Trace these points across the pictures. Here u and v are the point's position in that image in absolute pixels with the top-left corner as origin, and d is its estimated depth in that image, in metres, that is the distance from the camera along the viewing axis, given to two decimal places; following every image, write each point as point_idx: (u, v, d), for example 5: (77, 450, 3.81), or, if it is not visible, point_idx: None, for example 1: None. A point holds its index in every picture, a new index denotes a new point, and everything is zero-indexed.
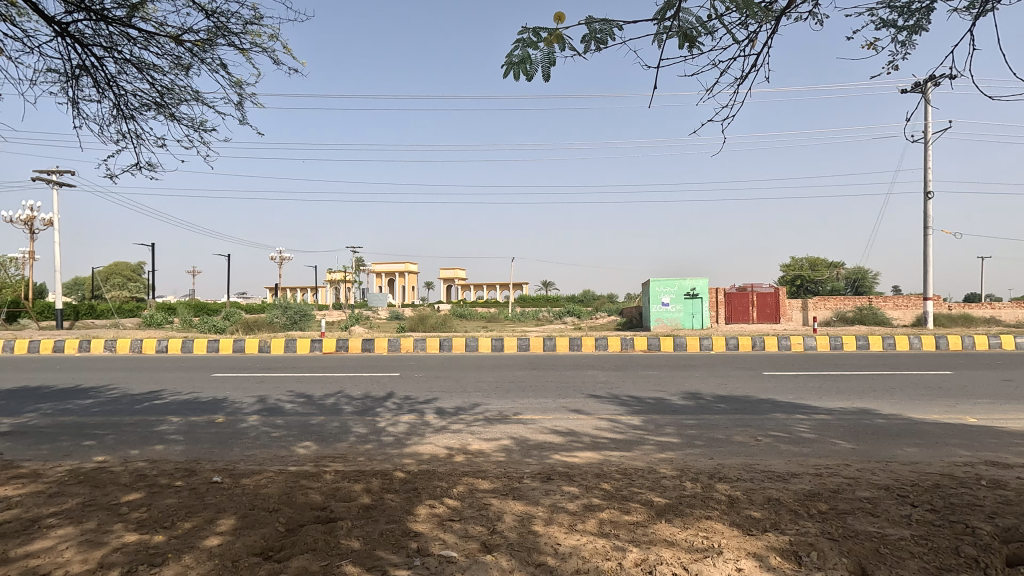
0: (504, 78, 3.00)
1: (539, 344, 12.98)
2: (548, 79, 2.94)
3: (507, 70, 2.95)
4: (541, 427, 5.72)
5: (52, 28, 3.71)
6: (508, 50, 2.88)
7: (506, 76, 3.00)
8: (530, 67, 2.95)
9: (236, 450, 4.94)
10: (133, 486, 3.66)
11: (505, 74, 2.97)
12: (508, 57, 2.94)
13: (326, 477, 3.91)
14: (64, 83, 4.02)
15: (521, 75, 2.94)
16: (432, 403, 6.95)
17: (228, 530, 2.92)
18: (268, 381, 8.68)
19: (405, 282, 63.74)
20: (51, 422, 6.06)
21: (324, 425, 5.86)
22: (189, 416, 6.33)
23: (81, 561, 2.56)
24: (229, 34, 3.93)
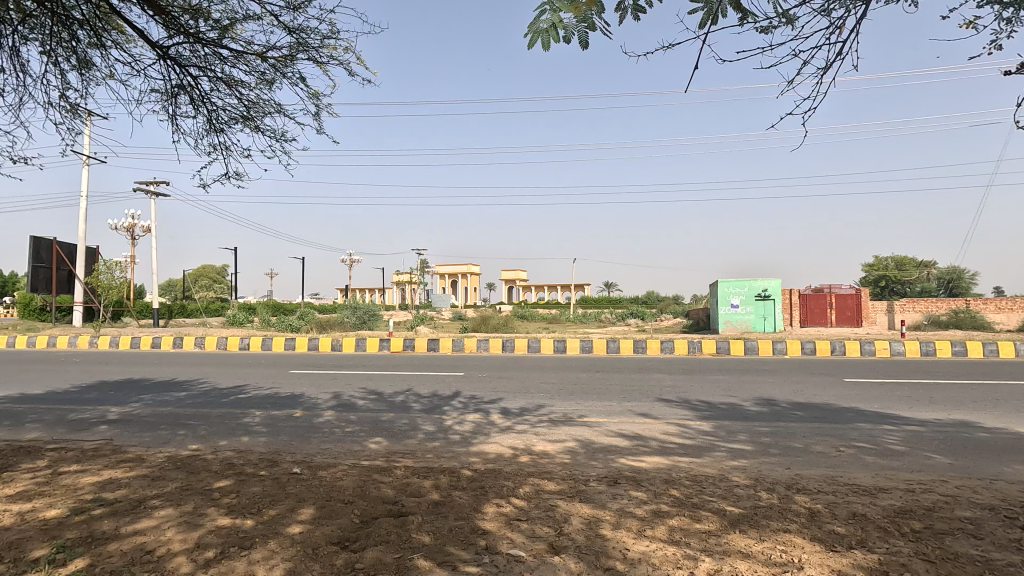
0: (531, 48, 3.06)
1: (602, 346, 12.83)
2: (583, 44, 2.98)
3: (535, 38, 3.02)
4: (607, 430, 5.65)
5: (155, 52, 4.05)
6: (535, 18, 2.97)
7: (534, 46, 3.06)
8: (561, 33, 3.00)
9: (313, 443, 5.21)
10: (223, 474, 3.94)
11: (532, 43, 3.03)
12: (536, 26, 3.01)
13: (397, 472, 4.05)
14: (164, 102, 4.37)
15: (551, 40, 3.00)
16: (498, 403, 7.03)
17: (308, 519, 3.08)
18: (341, 379, 9.09)
19: (468, 283, 64.82)
20: (152, 412, 6.63)
21: (394, 422, 6.06)
22: (271, 410, 6.74)
23: (181, 541, 2.78)
24: (309, 49, 4.14)
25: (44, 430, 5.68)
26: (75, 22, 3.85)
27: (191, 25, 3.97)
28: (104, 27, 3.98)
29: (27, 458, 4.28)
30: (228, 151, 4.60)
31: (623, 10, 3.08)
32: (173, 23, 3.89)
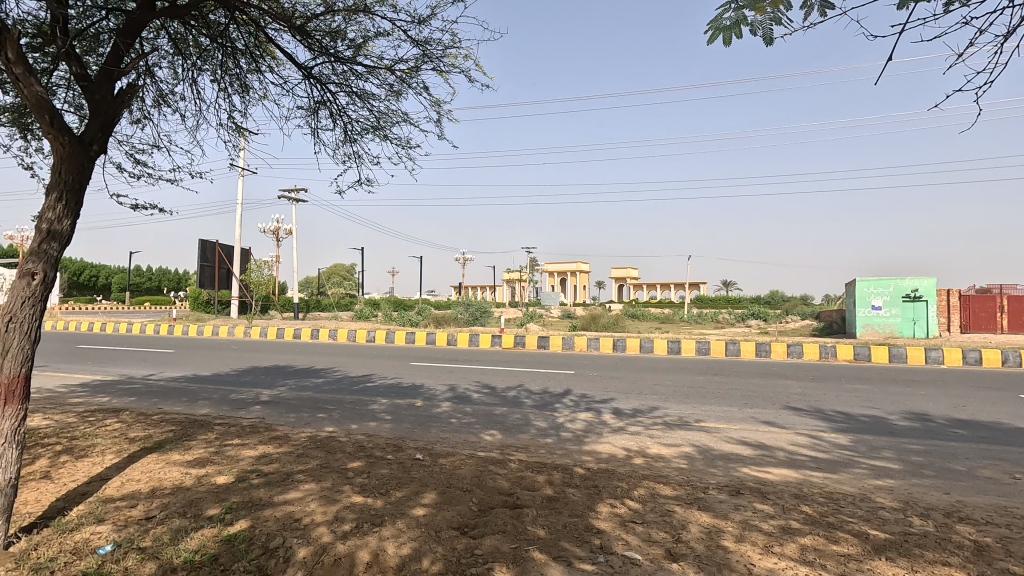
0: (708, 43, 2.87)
1: (721, 349, 12.16)
2: (767, 44, 2.72)
3: (712, 35, 2.82)
4: (727, 437, 5.36)
5: (301, 72, 4.51)
6: (717, 14, 2.75)
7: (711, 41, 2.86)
8: (742, 30, 2.76)
9: (433, 432, 5.52)
10: (356, 455, 4.31)
11: (710, 40, 2.84)
12: (717, 21, 2.79)
13: (512, 465, 4.16)
14: (308, 118, 4.86)
15: (730, 40, 2.78)
16: (609, 403, 6.95)
17: (430, 503, 3.27)
18: (457, 372, 9.52)
19: (577, 282, 64.63)
20: (296, 395, 7.44)
21: (507, 416, 6.22)
22: (395, 399, 7.25)
23: (322, 512, 3.10)
24: (432, 60, 4.37)
25: (213, 407, 6.62)
26: (238, 52, 4.40)
27: (331, 46, 4.37)
28: (261, 54, 4.51)
29: (201, 430, 5.01)
30: (360, 160, 4.99)
31: (808, 6, 2.68)
32: (316, 45, 4.31)
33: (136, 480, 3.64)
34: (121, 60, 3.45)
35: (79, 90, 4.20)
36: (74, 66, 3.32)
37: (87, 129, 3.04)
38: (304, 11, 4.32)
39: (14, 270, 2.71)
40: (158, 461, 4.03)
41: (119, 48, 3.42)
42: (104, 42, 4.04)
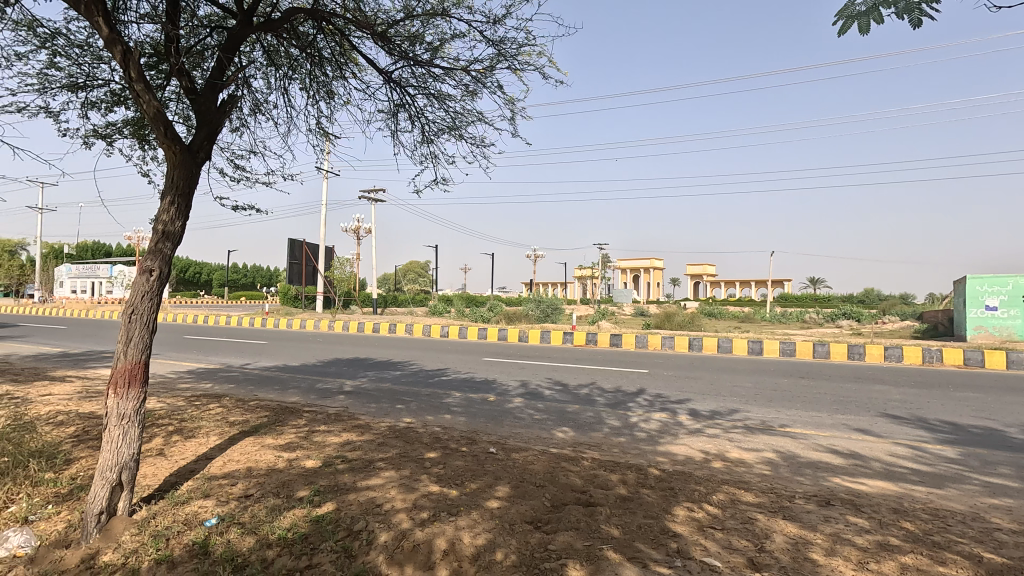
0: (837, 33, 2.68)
1: (807, 350, 11.43)
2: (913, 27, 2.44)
3: (843, 23, 2.64)
4: (815, 444, 5.05)
5: (383, 77, 4.69)
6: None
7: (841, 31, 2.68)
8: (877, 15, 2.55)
9: (506, 426, 5.59)
10: (432, 446, 4.45)
11: (840, 28, 2.65)
12: (848, 8, 2.62)
13: (585, 462, 4.13)
14: (388, 121, 5.04)
15: (863, 25, 2.58)
16: (686, 404, 6.74)
17: (504, 496, 3.32)
18: (529, 368, 9.57)
19: (651, 279, 63.00)
20: (376, 386, 7.80)
21: (580, 414, 6.19)
22: (468, 393, 7.41)
23: (402, 499, 3.23)
24: (507, 58, 4.40)
25: (302, 395, 7.07)
26: (325, 60, 4.65)
27: (410, 50, 4.51)
28: (345, 61, 4.74)
29: (291, 416, 5.36)
30: (437, 159, 5.12)
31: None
32: (397, 50, 4.46)
33: (236, 461, 3.96)
34: (224, 74, 3.75)
35: (187, 103, 4.59)
36: (184, 81, 3.64)
37: (195, 139, 3.32)
38: (385, 18, 4.49)
39: (134, 267, 3.02)
40: (255, 444, 4.36)
41: (222, 63, 3.71)
42: (208, 57, 4.39)
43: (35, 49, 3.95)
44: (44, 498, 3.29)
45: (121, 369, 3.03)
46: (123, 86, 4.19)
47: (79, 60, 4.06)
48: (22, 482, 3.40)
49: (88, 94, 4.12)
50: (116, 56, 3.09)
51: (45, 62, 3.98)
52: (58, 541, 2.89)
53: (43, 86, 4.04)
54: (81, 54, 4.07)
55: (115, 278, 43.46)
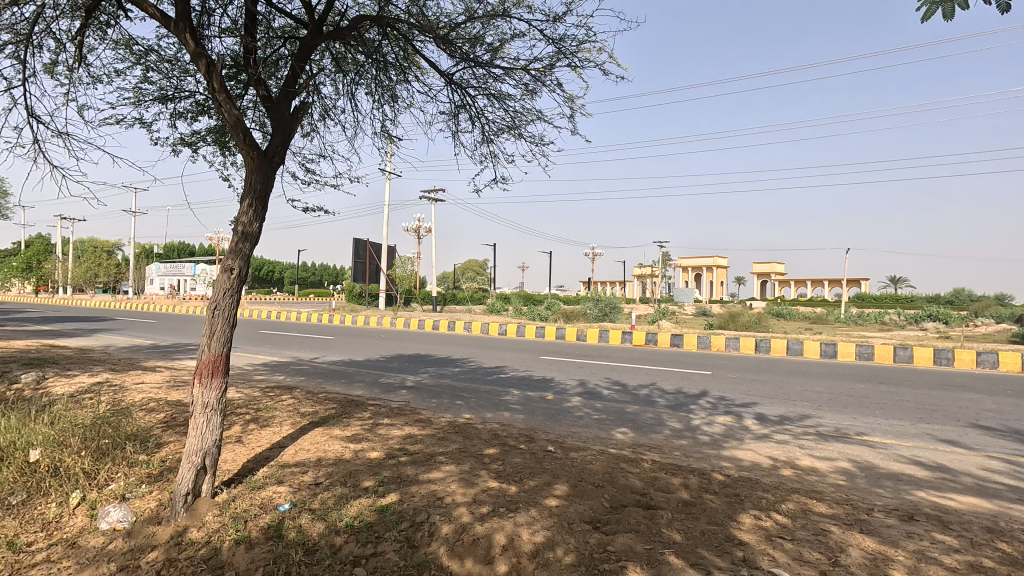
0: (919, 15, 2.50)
1: (887, 354, 10.70)
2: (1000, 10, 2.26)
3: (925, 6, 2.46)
4: (896, 454, 4.72)
5: (444, 79, 4.78)
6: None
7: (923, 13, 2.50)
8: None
9: (564, 425, 5.58)
10: (491, 442, 4.51)
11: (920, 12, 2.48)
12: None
13: (645, 464, 4.06)
14: (450, 122, 5.14)
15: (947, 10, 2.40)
16: (752, 408, 6.48)
17: (563, 495, 3.31)
18: (587, 367, 9.50)
19: (714, 278, 60.89)
20: (436, 382, 7.98)
21: (639, 414, 6.08)
22: (527, 391, 7.44)
23: (462, 494, 3.29)
24: (567, 56, 4.38)
25: (367, 389, 7.34)
26: (389, 65, 4.79)
27: (471, 52, 4.58)
28: (408, 65, 4.87)
29: (357, 409, 5.58)
30: (497, 158, 5.16)
31: None
32: (458, 52, 4.54)
33: (307, 450, 4.16)
34: (297, 82, 3.94)
35: (263, 110, 4.86)
36: (261, 90, 3.86)
37: (271, 145, 3.51)
38: (447, 21, 4.58)
39: (217, 265, 3.24)
40: (324, 434, 4.57)
41: (296, 71, 3.90)
42: (282, 66, 4.62)
43: (131, 65, 4.30)
44: (139, 477, 3.59)
45: (206, 361, 3.25)
46: (207, 97, 4.49)
47: (168, 73, 4.38)
48: (120, 462, 3.73)
49: (176, 105, 4.44)
50: (202, 69, 3.32)
51: (140, 77, 4.32)
52: (151, 518, 3.15)
53: (138, 99, 4.39)
54: (171, 68, 4.40)
55: (199, 276, 46.63)
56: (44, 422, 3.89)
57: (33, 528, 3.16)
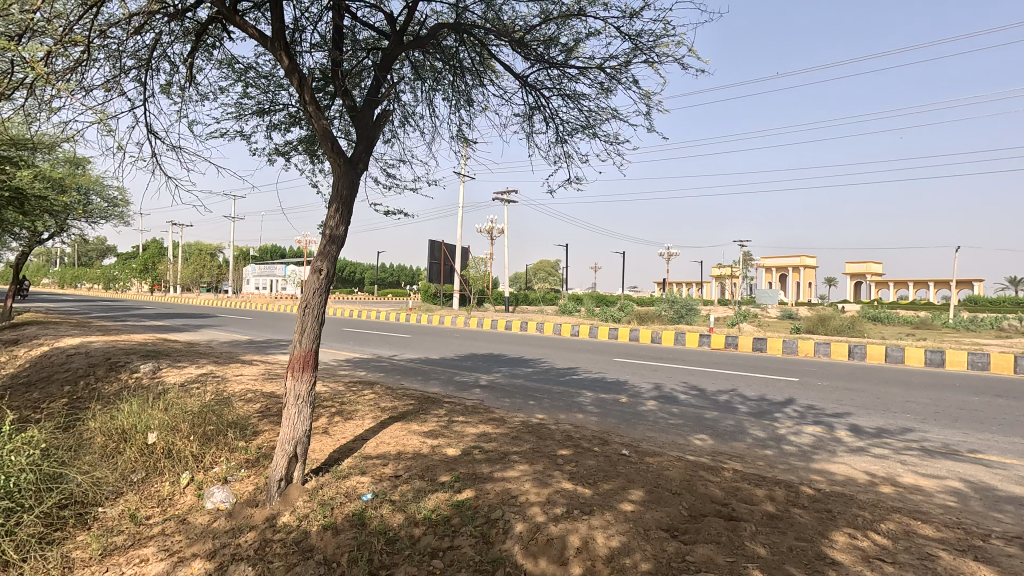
0: None
1: (1007, 364, 9.59)
2: None
3: None
4: (1018, 476, 4.23)
5: (519, 82, 4.82)
6: None
7: None
8: None
9: (639, 429, 5.46)
10: (564, 443, 4.49)
11: None
12: None
13: (726, 474, 3.89)
14: (524, 124, 5.18)
15: None
16: (845, 419, 6.03)
17: (639, 500, 3.24)
18: (663, 371, 9.23)
19: (801, 278, 57.26)
20: (509, 381, 8.06)
21: (719, 421, 5.84)
22: (600, 393, 7.35)
23: (536, 493, 3.30)
24: (644, 51, 4.28)
25: (442, 386, 7.55)
26: (466, 70, 4.91)
27: (546, 53, 4.59)
28: (484, 69, 4.96)
29: (434, 406, 5.75)
30: (571, 158, 5.13)
31: None
32: (533, 54, 4.57)
33: (387, 443, 4.34)
34: (379, 91, 4.12)
35: (348, 119, 5.12)
36: (347, 100, 4.07)
37: (356, 152, 3.70)
38: (523, 24, 4.62)
39: (308, 266, 3.46)
40: (403, 429, 4.75)
41: (378, 81, 4.09)
42: (365, 76, 4.85)
43: (233, 83, 4.68)
44: (238, 462, 3.90)
45: (297, 356, 3.48)
46: (298, 108, 4.80)
47: (265, 88, 4.72)
48: (223, 448, 4.07)
49: (271, 117, 4.78)
50: (294, 82, 3.55)
51: (240, 93, 4.69)
52: (249, 500, 3.40)
53: (239, 113, 4.76)
54: (267, 83, 4.73)
55: (289, 276, 49.82)
56: (160, 408, 4.31)
57: (151, 503, 3.52)
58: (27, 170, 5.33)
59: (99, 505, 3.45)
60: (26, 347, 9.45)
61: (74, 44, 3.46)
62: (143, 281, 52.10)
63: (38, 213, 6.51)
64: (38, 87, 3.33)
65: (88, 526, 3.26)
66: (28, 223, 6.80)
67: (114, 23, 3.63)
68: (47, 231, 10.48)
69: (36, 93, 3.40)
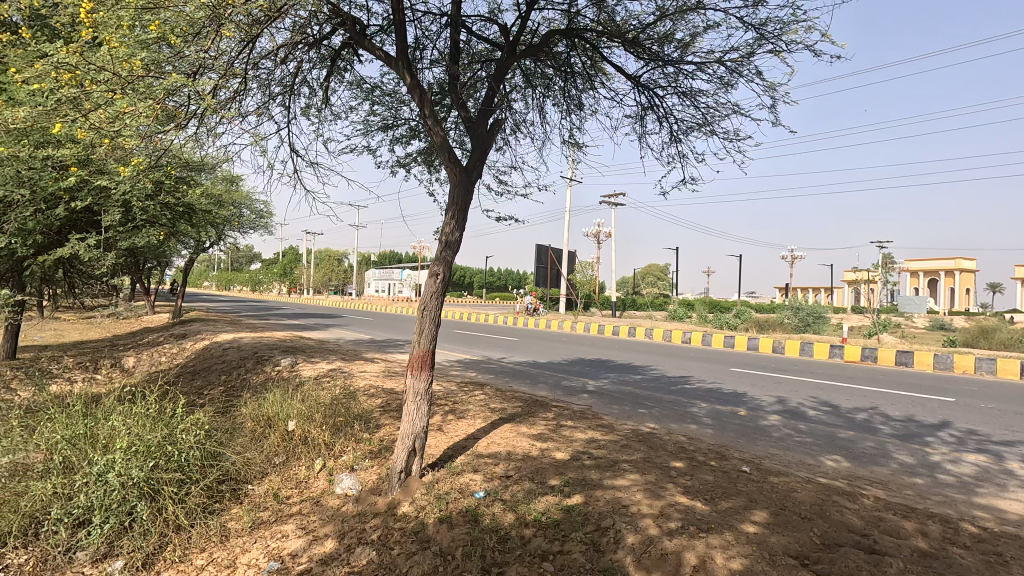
0: None
1: None
2: None
3: None
4: None
5: (632, 83, 4.72)
6: None
7: None
8: None
9: (761, 445, 5.09)
10: (678, 455, 4.31)
11: None
12: None
13: (866, 501, 3.50)
14: (637, 125, 5.06)
15: None
16: (1018, 448, 5.16)
17: (762, 522, 3.01)
18: (787, 384, 8.52)
19: (956, 284, 50.03)
20: (617, 388, 7.90)
21: (856, 442, 5.27)
22: (715, 404, 6.96)
23: (648, 505, 3.19)
24: (768, 40, 4.00)
25: (550, 390, 7.58)
26: (577, 74, 4.90)
27: (661, 51, 4.46)
28: (595, 73, 4.92)
29: (542, 409, 5.79)
30: (686, 158, 4.91)
31: None
32: (646, 54, 4.46)
33: (498, 443, 4.45)
34: (493, 101, 4.25)
35: (463, 129, 5.32)
36: (463, 112, 4.24)
37: (471, 161, 3.84)
38: (636, 23, 4.52)
39: (426, 270, 3.66)
40: (512, 430, 4.83)
41: (492, 91, 4.22)
42: (480, 87, 5.03)
43: (361, 101, 5.07)
44: (364, 452, 4.20)
45: (416, 354, 3.68)
46: (418, 122, 5.08)
47: (389, 105, 5.06)
48: (350, 438, 4.41)
49: (394, 131, 5.11)
50: (416, 97, 3.77)
51: (368, 110, 5.06)
52: (373, 489, 3.66)
53: (367, 129, 5.14)
54: (390, 100, 5.07)
55: (404, 279, 52.98)
56: (298, 398, 4.77)
57: (291, 485, 3.91)
58: (195, 188, 6.17)
59: (248, 482, 3.89)
60: (192, 341, 10.93)
61: (234, 76, 3.95)
62: (283, 283, 58.23)
63: (203, 225, 7.51)
64: (207, 116, 3.85)
65: (241, 501, 3.69)
66: (196, 233, 7.87)
67: (265, 55, 4.08)
68: (209, 241, 12.07)
69: (205, 121, 3.92)
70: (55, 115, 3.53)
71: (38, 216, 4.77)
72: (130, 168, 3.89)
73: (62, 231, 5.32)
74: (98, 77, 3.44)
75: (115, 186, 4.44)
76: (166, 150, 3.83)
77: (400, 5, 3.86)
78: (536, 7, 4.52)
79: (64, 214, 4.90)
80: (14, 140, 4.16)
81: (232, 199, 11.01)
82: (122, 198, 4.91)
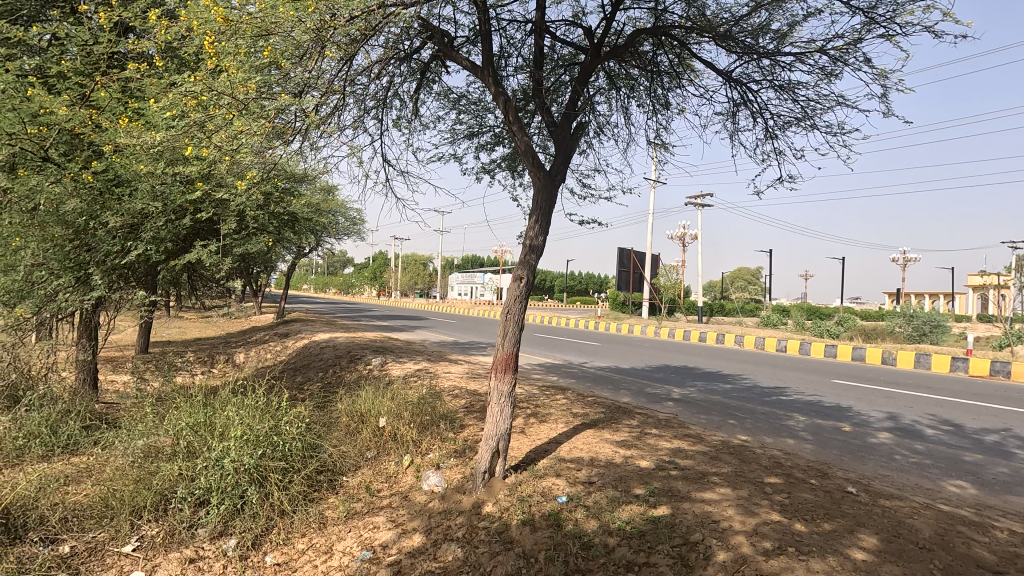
0: None
1: None
2: None
3: None
4: None
5: (724, 78, 4.52)
6: None
7: None
8: None
9: (870, 465, 4.67)
10: (773, 471, 4.05)
11: None
12: None
13: (999, 534, 3.10)
14: (727, 121, 4.84)
15: None
16: None
17: (872, 549, 2.76)
18: (900, 399, 7.76)
19: None
20: (704, 397, 7.57)
21: (984, 467, 4.70)
22: (816, 418, 6.46)
23: (741, 521, 3.02)
24: (877, 23, 3.68)
25: (634, 397, 7.39)
26: (663, 73, 4.77)
27: (755, 44, 4.24)
28: (683, 70, 4.76)
29: (626, 416, 5.66)
30: (783, 155, 4.63)
31: None
32: (739, 47, 4.25)
33: (581, 448, 4.40)
34: (577, 104, 4.23)
35: (546, 134, 5.34)
36: (547, 116, 4.25)
37: (555, 164, 3.84)
38: (728, 16, 4.33)
39: (510, 274, 3.72)
40: (595, 436, 4.76)
41: (576, 94, 4.19)
42: (564, 91, 5.03)
43: (448, 111, 5.23)
44: (448, 451, 4.31)
45: (499, 357, 3.73)
46: (502, 128, 5.17)
47: (474, 113, 5.19)
48: (436, 437, 4.55)
49: (480, 138, 5.23)
50: (500, 105, 3.83)
51: (455, 119, 5.22)
52: (457, 487, 3.74)
53: (453, 137, 5.31)
54: (476, 108, 5.19)
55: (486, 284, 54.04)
56: (388, 397, 5.00)
57: (382, 479, 4.08)
58: (297, 198, 6.66)
59: (343, 474, 4.12)
60: (293, 340, 11.80)
61: (334, 93, 4.21)
62: (373, 287, 61.42)
63: (305, 232, 8.10)
64: (310, 131, 4.14)
65: (336, 491, 3.92)
66: (299, 239, 8.51)
67: (360, 72, 4.32)
68: (309, 246, 12.99)
69: (308, 136, 4.21)
70: (185, 136, 3.94)
71: (169, 226, 5.33)
72: (244, 180, 4.27)
73: (187, 239, 5.89)
74: (219, 100, 3.81)
75: (231, 197, 4.90)
76: (275, 163, 4.17)
77: (486, 16, 3.95)
78: (621, 8, 4.46)
79: (190, 224, 5.48)
80: (151, 158, 4.69)
81: (329, 209, 11.78)
82: (237, 207, 5.40)
